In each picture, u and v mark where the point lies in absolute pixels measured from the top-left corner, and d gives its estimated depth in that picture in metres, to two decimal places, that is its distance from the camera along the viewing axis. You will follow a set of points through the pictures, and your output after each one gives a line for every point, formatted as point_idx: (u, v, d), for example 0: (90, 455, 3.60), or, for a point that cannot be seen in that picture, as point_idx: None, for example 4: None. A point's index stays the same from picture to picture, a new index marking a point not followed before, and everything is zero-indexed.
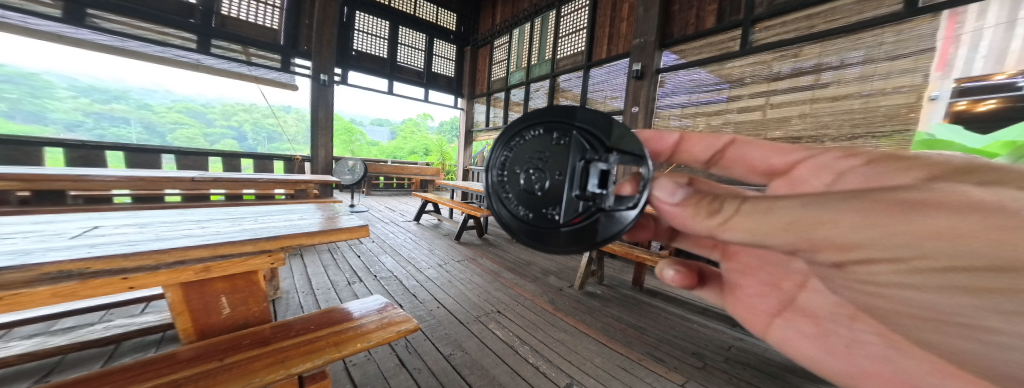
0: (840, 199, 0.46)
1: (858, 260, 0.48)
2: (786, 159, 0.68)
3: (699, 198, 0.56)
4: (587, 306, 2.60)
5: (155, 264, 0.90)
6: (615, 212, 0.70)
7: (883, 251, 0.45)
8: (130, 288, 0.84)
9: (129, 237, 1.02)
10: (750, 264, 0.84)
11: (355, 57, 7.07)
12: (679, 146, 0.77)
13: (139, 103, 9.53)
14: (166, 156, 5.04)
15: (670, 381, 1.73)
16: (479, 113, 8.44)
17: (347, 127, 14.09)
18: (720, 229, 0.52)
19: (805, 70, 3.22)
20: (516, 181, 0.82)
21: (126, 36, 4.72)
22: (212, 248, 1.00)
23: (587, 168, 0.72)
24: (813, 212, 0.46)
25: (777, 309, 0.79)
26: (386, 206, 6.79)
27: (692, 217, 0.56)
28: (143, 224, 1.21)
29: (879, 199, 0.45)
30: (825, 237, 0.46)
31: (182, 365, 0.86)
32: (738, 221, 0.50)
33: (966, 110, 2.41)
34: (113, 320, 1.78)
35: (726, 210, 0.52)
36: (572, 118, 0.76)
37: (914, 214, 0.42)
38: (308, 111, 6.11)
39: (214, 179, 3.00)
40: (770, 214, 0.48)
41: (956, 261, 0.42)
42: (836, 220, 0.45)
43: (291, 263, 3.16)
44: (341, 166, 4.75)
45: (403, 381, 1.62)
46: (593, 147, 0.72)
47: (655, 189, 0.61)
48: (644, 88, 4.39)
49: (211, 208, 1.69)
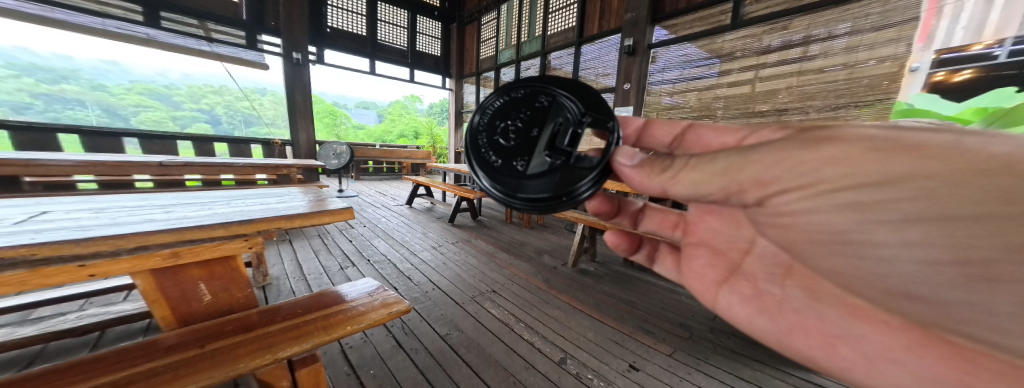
0: (762, 148, 0.61)
1: (775, 192, 0.64)
2: (734, 136, 0.71)
3: (652, 159, 0.68)
4: (580, 283, 2.66)
5: (114, 250, 0.86)
6: (577, 169, 0.76)
7: (791, 181, 0.61)
8: (91, 276, 0.80)
9: (81, 222, 0.97)
10: (704, 237, 0.92)
11: (331, 35, 6.66)
12: (645, 130, 0.84)
13: (89, 83, 8.77)
14: (129, 139, 4.75)
15: (659, 352, 1.81)
16: (468, 94, 8.26)
17: (329, 111, 13.52)
18: (671, 182, 0.66)
19: (794, 43, 3.18)
20: (495, 134, 0.84)
21: (64, 6, 4.32)
22: (179, 232, 0.95)
23: (564, 127, 0.78)
24: (742, 157, 0.61)
25: (723, 277, 0.86)
26: (377, 191, 6.69)
27: (647, 176, 0.68)
28: (99, 209, 1.15)
29: (795, 140, 0.61)
30: (751, 175, 0.62)
31: (159, 353, 0.84)
32: (686, 173, 0.65)
33: (944, 81, 2.48)
34: (87, 310, 1.73)
35: (674, 165, 0.66)
36: (557, 87, 0.82)
37: (815, 147, 0.59)
38: (283, 92, 5.82)
39: (186, 163, 2.83)
40: (705, 164, 0.63)
41: (845, 181, 0.58)
42: (758, 159, 0.61)
43: (279, 249, 3.10)
44: (326, 150, 4.69)
45: (400, 362, 1.65)
46: (570, 111, 0.79)
47: (619, 154, 0.73)
48: (636, 65, 4.33)
49: (182, 193, 1.61)
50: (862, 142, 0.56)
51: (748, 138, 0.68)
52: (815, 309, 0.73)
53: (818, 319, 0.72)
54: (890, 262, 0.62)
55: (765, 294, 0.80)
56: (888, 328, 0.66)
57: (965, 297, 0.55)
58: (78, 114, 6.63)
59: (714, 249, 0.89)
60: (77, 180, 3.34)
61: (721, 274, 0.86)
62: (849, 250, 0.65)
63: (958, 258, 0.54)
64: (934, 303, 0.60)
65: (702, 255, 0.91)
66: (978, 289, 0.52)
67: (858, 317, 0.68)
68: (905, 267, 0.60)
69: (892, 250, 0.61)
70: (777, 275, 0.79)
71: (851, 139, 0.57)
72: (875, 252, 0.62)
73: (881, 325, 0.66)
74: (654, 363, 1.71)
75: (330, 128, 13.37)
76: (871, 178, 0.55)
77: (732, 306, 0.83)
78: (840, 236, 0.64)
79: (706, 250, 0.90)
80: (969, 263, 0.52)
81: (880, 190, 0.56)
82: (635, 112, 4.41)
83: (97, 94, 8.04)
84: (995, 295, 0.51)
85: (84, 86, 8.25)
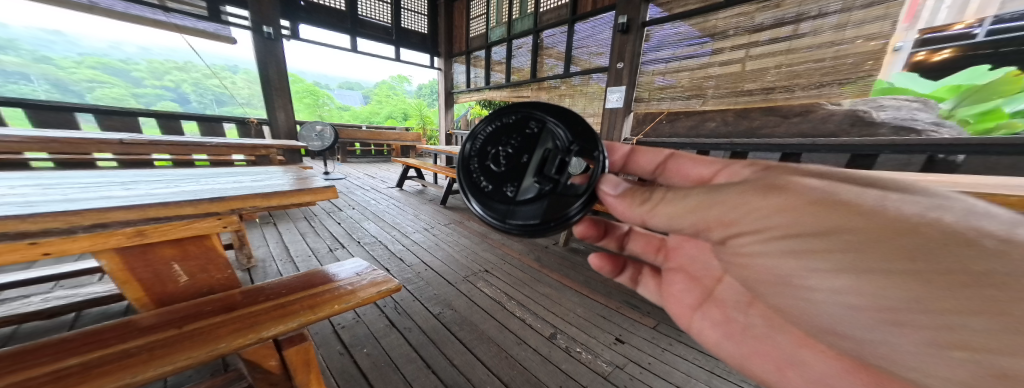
0: (725, 188, 0.61)
1: (735, 233, 0.63)
2: (711, 167, 0.73)
3: (634, 189, 0.68)
4: (571, 261, 2.73)
5: (67, 227, 0.80)
6: (564, 195, 0.77)
7: (748, 224, 0.61)
8: (45, 254, 0.76)
9: (29, 198, 0.91)
10: (682, 263, 1.02)
11: (306, 9, 6.23)
12: (631, 156, 0.88)
13: (33, 55, 8.00)
14: (84, 115, 4.42)
15: (644, 325, 1.90)
16: (458, 74, 7.97)
17: (310, 90, 12.92)
18: (650, 213, 0.67)
19: (785, 21, 3.09)
20: (488, 160, 0.87)
21: None
22: (139, 210, 0.88)
23: (552, 155, 0.81)
24: (709, 197, 0.62)
25: (698, 302, 0.93)
26: (365, 173, 6.53)
27: (628, 206, 0.69)
28: (49, 186, 1.07)
29: (753, 184, 0.60)
30: (716, 215, 0.62)
31: (134, 334, 0.83)
32: (661, 206, 0.66)
33: (925, 60, 2.70)
34: (54, 292, 1.67)
35: (654, 197, 0.66)
36: (545, 114, 0.85)
37: (769, 194, 0.58)
38: (256, 69, 5.48)
39: (151, 142, 2.66)
40: (681, 199, 0.64)
41: (792, 227, 0.57)
42: (722, 199, 0.61)
43: (264, 232, 3.03)
44: (306, 129, 4.46)
45: (394, 340, 1.68)
46: (558, 139, 0.82)
47: (603, 183, 0.73)
48: (629, 44, 4.18)
49: (147, 171, 1.51)
50: (805, 194, 0.56)
51: (721, 172, 0.70)
52: (772, 336, 0.81)
53: (776, 346, 0.80)
54: (822, 304, 0.61)
55: (732, 320, 0.87)
56: (827, 355, 0.74)
57: (880, 336, 0.57)
58: (24, 88, 6.10)
59: (690, 275, 0.99)
60: (30, 157, 3.12)
61: (696, 299, 0.94)
62: (789, 291, 0.65)
63: (878, 304, 0.54)
64: (858, 341, 0.62)
65: (679, 281, 1.00)
66: (885, 330, 0.55)
67: (806, 346, 0.76)
68: (834, 307, 0.60)
69: (822, 294, 0.60)
70: (742, 303, 0.86)
71: (797, 189, 0.57)
72: (807, 295, 0.62)
73: (820, 352, 0.74)
74: (640, 336, 1.80)
75: (313, 108, 12.82)
76: (814, 227, 0.55)
77: (704, 329, 0.90)
78: (781, 278, 0.64)
79: (683, 276, 1.00)
80: (888, 310, 0.53)
81: (814, 241, 0.56)
82: (627, 93, 4.32)
83: (45, 66, 7.40)
84: (901, 333, 0.53)
85: (26, 57, 7.52)
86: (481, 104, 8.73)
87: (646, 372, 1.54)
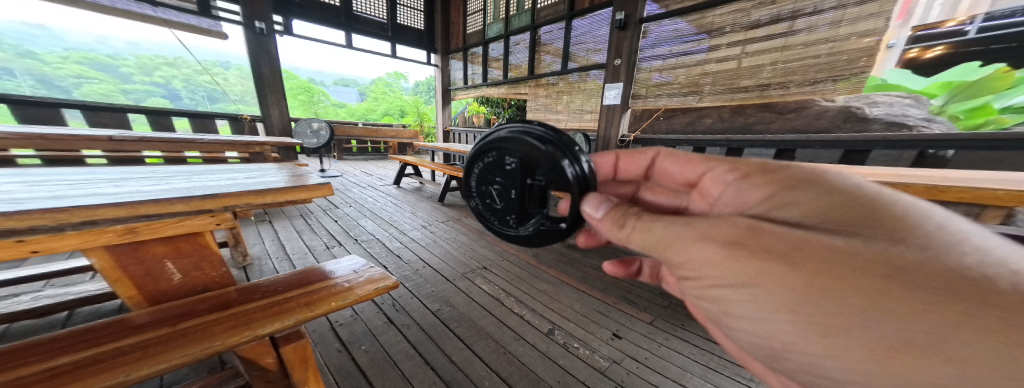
0: (675, 230, 0.66)
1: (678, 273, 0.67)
2: (695, 171, 0.88)
3: (616, 213, 0.74)
4: (569, 258, 2.74)
5: (55, 225, 0.78)
6: (550, 226, 0.88)
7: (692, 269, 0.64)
8: (32, 252, 0.74)
9: (16, 196, 0.89)
10: None
11: (299, 3, 6.13)
12: (620, 164, 1.02)
13: (18, 50, 7.82)
14: (71, 111, 4.34)
15: (641, 320, 1.91)
16: (455, 70, 7.91)
17: (304, 86, 12.75)
18: (627, 238, 0.71)
19: (781, 17, 3.07)
20: (482, 193, 0.97)
21: None
22: (129, 206, 0.86)
23: (533, 191, 0.86)
24: (667, 238, 0.66)
25: None
26: (362, 171, 6.49)
27: (609, 228, 0.73)
28: (37, 184, 1.05)
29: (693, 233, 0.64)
30: (668, 255, 0.67)
31: (126, 333, 0.82)
32: (632, 236, 0.70)
33: (917, 56, 2.82)
34: (43, 291, 1.64)
35: (628, 225, 0.71)
36: (519, 149, 0.83)
37: (697, 248, 0.62)
38: (248, 65, 5.39)
39: (140, 139, 2.61)
40: (649, 232, 0.68)
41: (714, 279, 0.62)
42: (675, 241, 0.65)
43: (260, 230, 3.01)
44: (302, 127, 4.41)
45: (391, 337, 1.68)
46: (536, 177, 0.83)
47: (587, 204, 0.79)
48: (627, 40, 4.18)
49: (137, 168, 1.49)
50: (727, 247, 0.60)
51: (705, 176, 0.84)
52: None
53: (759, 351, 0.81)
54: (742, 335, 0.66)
55: None
56: None
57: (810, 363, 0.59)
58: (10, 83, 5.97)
59: None
60: (16, 154, 3.06)
61: None
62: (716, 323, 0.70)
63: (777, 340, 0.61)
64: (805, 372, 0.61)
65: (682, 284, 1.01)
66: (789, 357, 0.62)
67: None
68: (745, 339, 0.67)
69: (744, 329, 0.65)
70: None
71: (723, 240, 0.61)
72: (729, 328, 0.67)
73: None
74: (637, 331, 1.81)
75: (308, 105, 12.68)
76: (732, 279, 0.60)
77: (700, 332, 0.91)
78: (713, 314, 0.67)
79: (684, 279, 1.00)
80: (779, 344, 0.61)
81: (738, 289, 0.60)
82: (625, 89, 4.31)
83: (29, 62, 7.25)
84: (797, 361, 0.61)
85: (11, 51, 7.35)
86: (478, 101, 8.69)
87: (642, 367, 1.55)
